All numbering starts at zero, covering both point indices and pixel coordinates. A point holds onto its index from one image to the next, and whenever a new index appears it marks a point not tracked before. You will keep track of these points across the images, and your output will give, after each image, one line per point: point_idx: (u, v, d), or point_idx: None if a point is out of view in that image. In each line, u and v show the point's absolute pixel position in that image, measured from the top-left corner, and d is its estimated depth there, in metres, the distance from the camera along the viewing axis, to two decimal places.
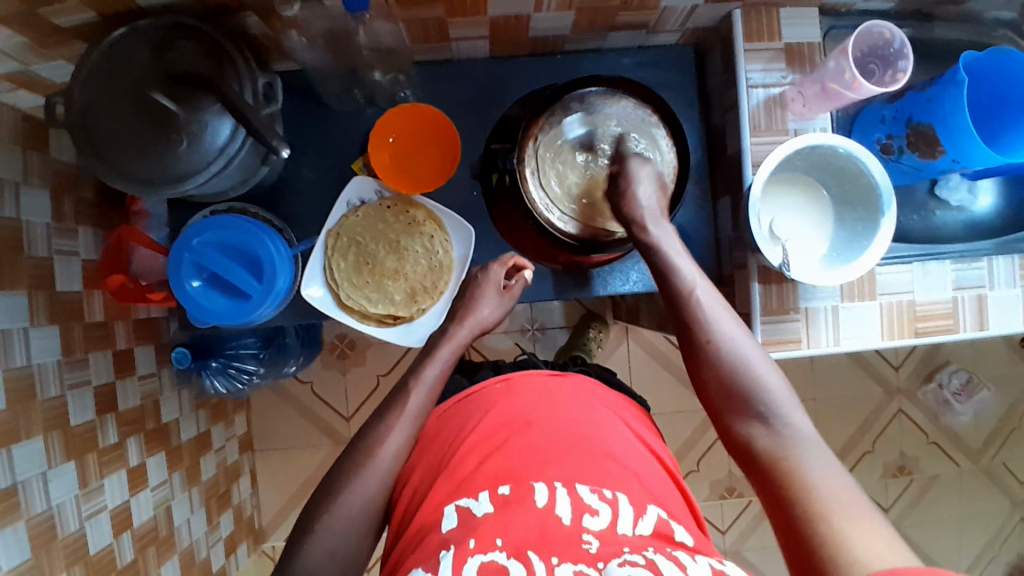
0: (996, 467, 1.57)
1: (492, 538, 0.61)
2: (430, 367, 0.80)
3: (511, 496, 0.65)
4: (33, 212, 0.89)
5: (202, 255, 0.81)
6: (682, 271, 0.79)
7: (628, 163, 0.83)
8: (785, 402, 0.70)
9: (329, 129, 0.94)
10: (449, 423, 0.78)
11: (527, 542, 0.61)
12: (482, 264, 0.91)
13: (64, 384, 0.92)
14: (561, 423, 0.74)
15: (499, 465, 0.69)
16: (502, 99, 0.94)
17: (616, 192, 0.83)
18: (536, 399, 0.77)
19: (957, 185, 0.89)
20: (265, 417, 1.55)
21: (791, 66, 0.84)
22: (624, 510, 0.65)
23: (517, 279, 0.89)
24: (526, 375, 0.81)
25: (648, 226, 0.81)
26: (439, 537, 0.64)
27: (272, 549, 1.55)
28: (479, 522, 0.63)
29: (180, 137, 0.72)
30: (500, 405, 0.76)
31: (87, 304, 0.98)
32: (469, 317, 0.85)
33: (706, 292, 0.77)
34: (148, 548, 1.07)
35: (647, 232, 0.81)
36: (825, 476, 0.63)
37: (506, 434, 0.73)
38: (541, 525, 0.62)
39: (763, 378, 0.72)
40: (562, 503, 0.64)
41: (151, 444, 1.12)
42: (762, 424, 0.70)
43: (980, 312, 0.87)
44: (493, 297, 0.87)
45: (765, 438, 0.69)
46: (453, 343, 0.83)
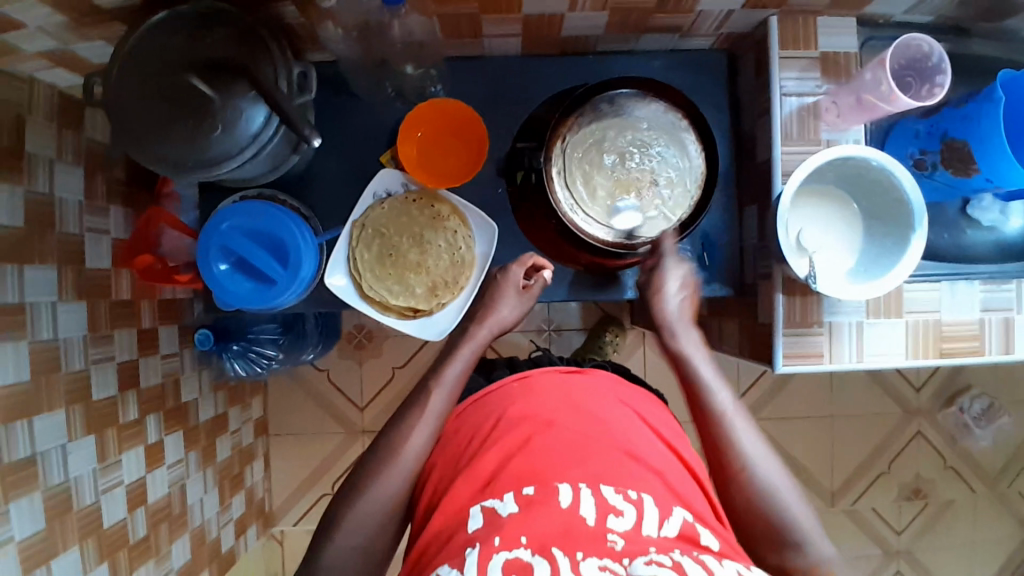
0: (1015, 495, 1.54)
1: (516, 537, 0.60)
2: (453, 365, 0.81)
3: (535, 496, 0.65)
4: (66, 189, 0.91)
5: (230, 239, 0.82)
6: (713, 389, 0.79)
7: (662, 260, 0.86)
8: (811, 523, 0.71)
9: (358, 120, 0.95)
10: (472, 421, 0.79)
11: (551, 538, 0.60)
12: (501, 266, 0.90)
13: (88, 358, 0.94)
14: (584, 423, 0.74)
15: (523, 464, 0.69)
16: (531, 97, 0.94)
17: (649, 287, 0.87)
18: (559, 398, 0.77)
19: (989, 206, 0.87)
20: (280, 403, 1.57)
21: (826, 75, 0.83)
22: (649, 511, 0.65)
23: (536, 279, 0.88)
24: (543, 374, 0.81)
25: (678, 336, 0.83)
26: (466, 536, 0.64)
27: (281, 533, 1.57)
28: (505, 521, 0.63)
29: (213, 121, 0.73)
30: (521, 403, 0.77)
31: (114, 282, 1.00)
32: (489, 317, 0.85)
33: (736, 415, 0.77)
34: (161, 524, 1.09)
35: (676, 340, 0.83)
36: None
37: (528, 433, 0.73)
38: (566, 524, 0.62)
39: (789, 495, 0.72)
40: (587, 503, 0.64)
41: (169, 423, 1.14)
42: (798, 552, 0.70)
43: (1007, 336, 0.86)
44: (513, 298, 0.87)
45: (803, 565, 0.70)
46: (474, 342, 0.83)
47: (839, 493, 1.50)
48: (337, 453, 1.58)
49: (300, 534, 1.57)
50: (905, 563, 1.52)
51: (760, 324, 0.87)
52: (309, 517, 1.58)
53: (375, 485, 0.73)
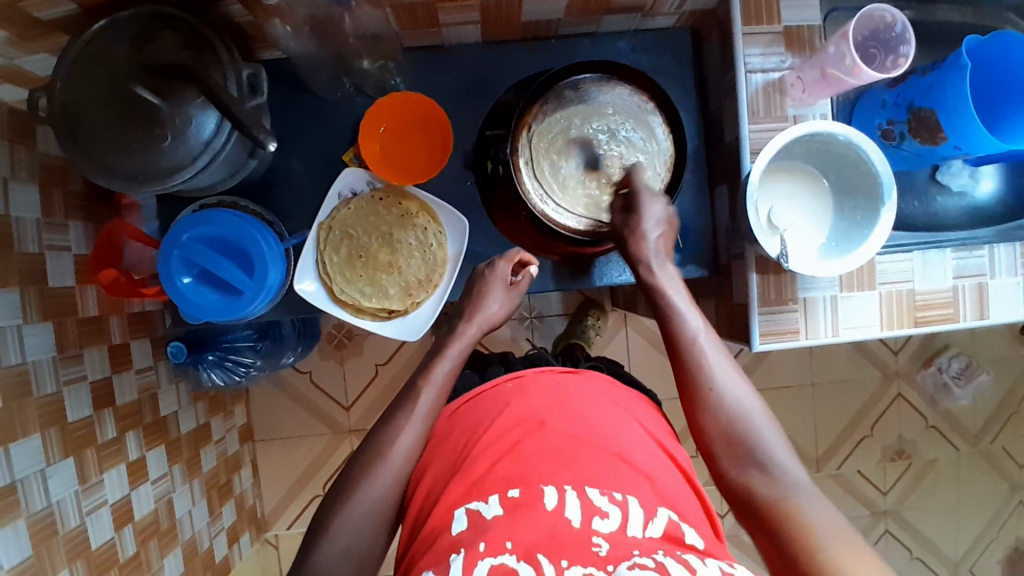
0: (994, 450, 1.58)
1: (502, 542, 0.61)
2: (441, 364, 0.80)
3: (521, 499, 0.65)
4: (22, 208, 0.88)
5: (193, 250, 0.79)
6: (684, 314, 0.78)
7: (639, 202, 0.82)
8: (779, 446, 0.71)
9: (318, 120, 0.92)
10: (462, 422, 0.78)
11: (538, 544, 0.60)
12: (488, 260, 0.89)
13: (60, 380, 0.91)
14: (573, 424, 0.74)
15: (512, 468, 0.69)
16: (494, 87, 0.92)
17: (625, 231, 0.82)
18: (551, 396, 0.77)
19: (959, 170, 0.88)
20: (265, 408, 1.56)
21: (790, 50, 0.82)
22: (635, 512, 0.65)
23: (524, 275, 0.88)
24: (538, 374, 0.81)
25: (652, 267, 0.81)
26: (450, 539, 0.64)
27: (275, 537, 1.56)
28: (489, 526, 0.63)
29: (163, 132, 0.70)
30: (516, 403, 0.76)
31: (79, 298, 0.97)
32: (478, 313, 0.84)
33: (707, 338, 0.77)
34: (150, 541, 1.07)
35: (652, 275, 0.81)
36: (826, 520, 0.64)
37: (518, 436, 0.72)
38: (551, 530, 0.62)
39: (756, 419, 0.72)
40: (572, 505, 0.64)
41: (150, 438, 1.12)
42: (761, 470, 0.69)
43: (981, 301, 0.86)
44: (501, 292, 0.86)
45: (764, 485, 0.69)
46: (463, 341, 0.82)
47: (824, 460, 1.53)
48: (326, 455, 1.57)
49: (294, 537, 1.56)
50: (891, 522, 1.55)
51: (736, 304, 0.87)
52: (303, 519, 1.57)
53: (361, 492, 0.72)
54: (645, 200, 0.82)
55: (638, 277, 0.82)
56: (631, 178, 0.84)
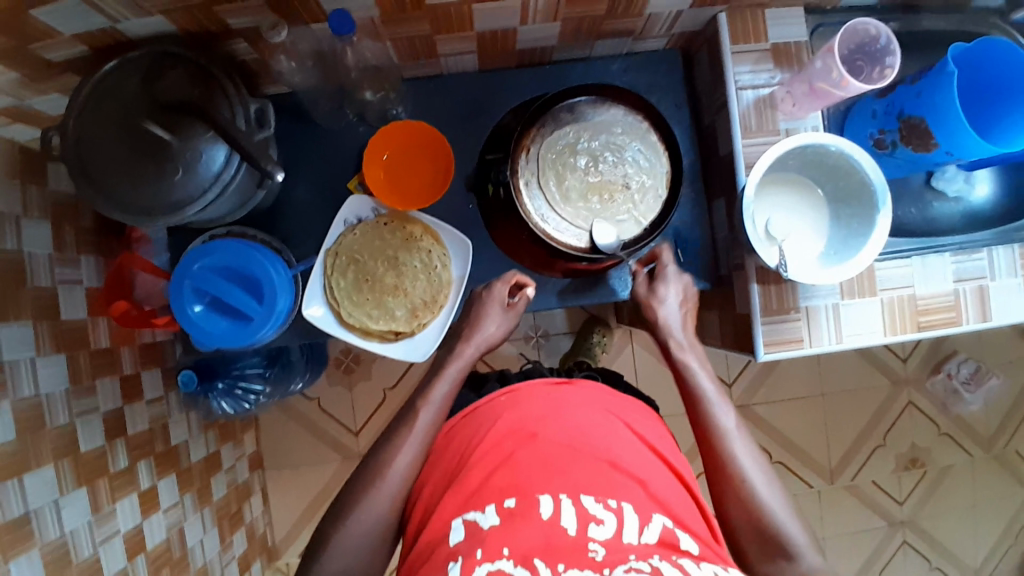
0: (1010, 455, 1.56)
1: (498, 548, 0.62)
2: (440, 385, 0.81)
3: (516, 508, 0.66)
4: (35, 243, 0.90)
5: (203, 279, 0.81)
6: (714, 406, 0.80)
7: (666, 271, 0.88)
8: (803, 539, 0.71)
9: (321, 150, 0.94)
10: (460, 435, 0.79)
11: (533, 549, 0.61)
12: (487, 283, 0.90)
13: (73, 412, 0.93)
14: (569, 434, 0.74)
15: (506, 478, 0.69)
16: (492, 111, 0.94)
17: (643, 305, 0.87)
18: (546, 406, 0.78)
19: (954, 176, 0.90)
20: (274, 435, 1.56)
21: (780, 65, 0.84)
22: (630, 519, 0.66)
23: (521, 297, 0.88)
24: (531, 387, 0.81)
25: (685, 349, 0.84)
26: (447, 550, 0.65)
27: (286, 566, 1.55)
28: (486, 535, 0.64)
29: (175, 166, 0.72)
30: (509, 414, 0.77)
31: (91, 330, 0.99)
32: (475, 335, 0.85)
33: (737, 434, 0.78)
34: (162, 570, 1.08)
35: (681, 353, 0.84)
36: None
37: (510, 447, 0.73)
38: (548, 536, 0.63)
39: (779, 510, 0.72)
40: (567, 513, 0.65)
41: (161, 467, 1.13)
42: (787, 558, 0.70)
43: (981, 304, 0.87)
44: (498, 315, 0.87)
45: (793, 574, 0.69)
46: (461, 361, 0.83)
47: (837, 469, 1.51)
48: (336, 480, 1.57)
49: None
50: (909, 532, 1.53)
51: (737, 314, 0.88)
52: None
53: (370, 511, 0.73)
54: (671, 273, 0.88)
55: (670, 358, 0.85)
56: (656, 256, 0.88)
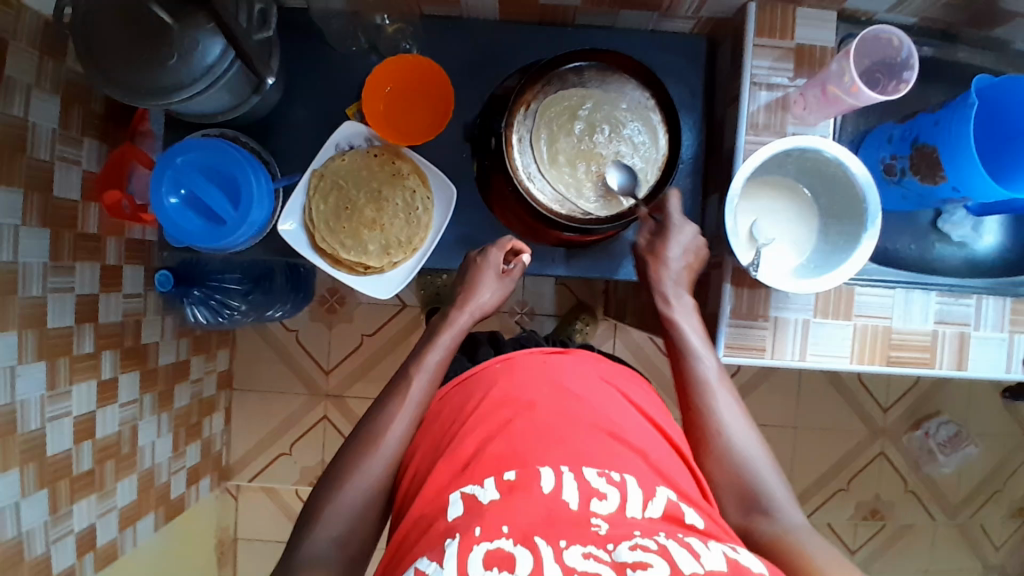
0: (974, 527, 1.52)
1: (498, 525, 0.55)
2: (431, 353, 0.79)
3: (517, 481, 0.59)
4: (41, 116, 0.91)
5: (184, 174, 0.82)
6: (698, 355, 0.78)
7: (670, 226, 0.84)
8: (779, 488, 0.69)
9: (329, 69, 0.93)
10: (454, 403, 0.74)
11: (534, 527, 0.55)
12: (481, 248, 0.89)
13: (47, 286, 0.94)
14: (566, 405, 0.68)
15: (502, 447, 0.63)
16: (506, 65, 0.93)
17: (651, 249, 0.85)
18: (539, 376, 0.72)
19: (961, 220, 0.87)
20: (247, 359, 1.57)
21: (799, 69, 0.81)
22: (634, 492, 0.60)
23: (515, 263, 0.88)
24: (526, 355, 0.76)
25: (670, 300, 0.82)
26: (444, 525, 0.57)
27: (235, 487, 1.57)
28: (485, 509, 0.57)
29: (169, 49, 0.72)
30: (504, 382, 0.72)
31: (81, 214, 1.00)
32: (470, 302, 0.84)
33: (719, 381, 0.77)
34: (106, 461, 1.10)
35: (669, 306, 0.82)
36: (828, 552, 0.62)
37: (507, 416, 0.67)
38: (549, 511, 0.56)
39: (756, 460, 0.71)
40: (570, 487, 0.59)
41: (126, 361, 1.14)
42: (761, 510, 0.68)
43: (960, 352, 0.84)
44: (493, 281, 0.87)
45: (765, 525, 0.66)
46: (454, 329, 0.82)
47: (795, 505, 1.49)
48: (299, 415, 1.58)
49: (254, 491, 1.58)
50: None
51: (709, 313, 0.86)
52: (265, 474, 1.58)
53: None
54: (675, 225, 0.84)
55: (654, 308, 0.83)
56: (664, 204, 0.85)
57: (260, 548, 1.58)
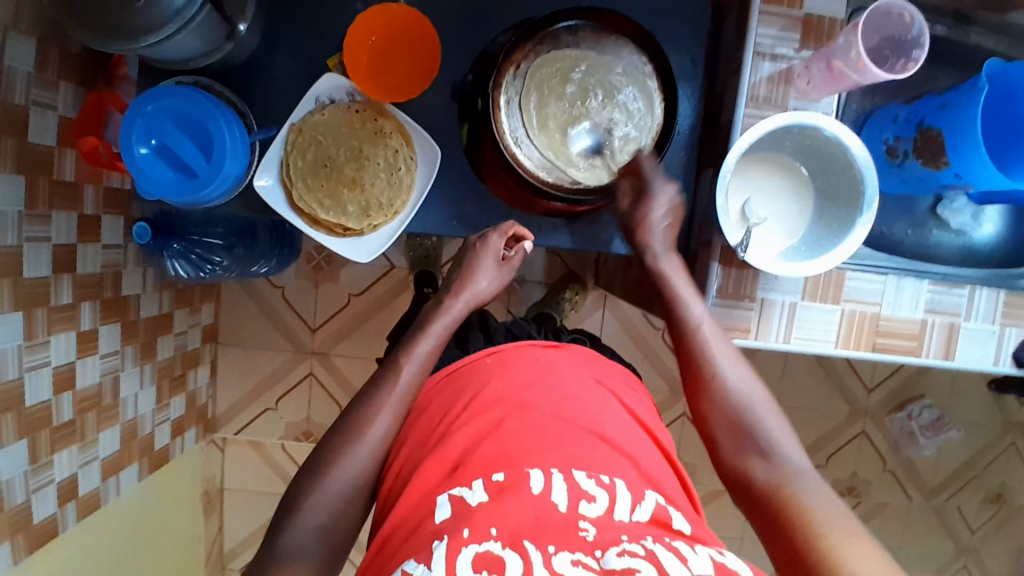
0: (948, 509, 1.54)
1: (486, 527, 0.55)
2: (423, 342, 0.76)
3: (507, 482, 0.59)
4: (15, 57, 0.86)
5: (155, 123, 0.78)
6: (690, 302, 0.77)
7: (648, 184, 0.80)
8: (779, 429, 0.69)
9: (311, 16, 0.88)
10: (442, 396, 0.73)
11: (523, 530, 0.55)
12: (482, 233, 0.87)
13: (22, 235, 0.91)
14: (558, 406, 0.67)
15: (493, 449, 0.62)
16: (500, 21, 0.88)
17: (633, 217, 0.81)
18: (531, 373, 0.72)
19: (961, 208, 0.85)
20: (233, 314, 1.56)
21: (806, 39, 0.77)
22: (623, 495, 0.60)
23: (517, 249, 0.86)
24: (518, 349, 0.76)
25: (659, 258, 0.79)
26: (432, 527, 0.57)
27: (221, 440, 1.59)
28: (473, 511, 0.57)
29: None
30: (495, 381, 0.70)
31: (57, 160, 0.97)
32: (466, 289, 0.82)
33: (711, 327, 0.75)
34: (88, 412, 1.10)
35: (658, 262, 0.79)
36: (822, 497, 0.62)
37: (499, 415, 0.66)
38: (537, 513, 0.56)
39: (754, 402, 0.70)
40: (559, 489, 0.59)
41: (106, 313, 1.13)
42: (760, 455, 0.67)
43: (948, 342, 0.82)
44: (491, 268, 0.84)
45: (763, 470, 0.66)
46: (449, 317, 0.80)
47: None
48: (284, 372, 1.58)
49: (240, 444, 1.59)
50: None
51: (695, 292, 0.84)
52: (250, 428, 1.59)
53: None
54: (654, 184, 0.80)
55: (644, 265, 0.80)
56: (637, 165, 0.80)
57: (244, 499, 1.61)
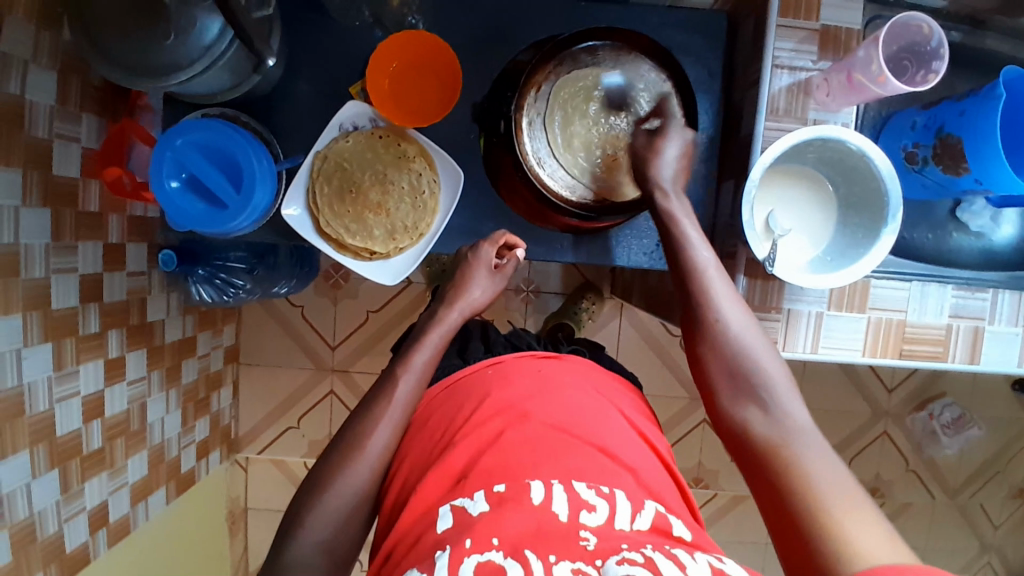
0: (973, 507, 1.54)
1: (488, 537, 0.55)
2: (419, 352, 0.77)
3: (507, 493, 0.60)
4: (38, 92, 0.88)
5: (185, 156, 0.79)
6: (695, 244, 0.75)
7: (667, 124, 0.81)
8: (780, 381, 0.68)
9: (330, 44, 0.89)
10: (443, 409, 0.74)
11: (523, 539, 0.55)
12: (472, 244, 0.88)
13: (49, 267, 0.93)
14: (559, 418, 0.68)
15: (495, 461, 0.63)
16: (517, 41, 0.89)
17: (646, 149, 0.80)
18: (531, 384, 0.73)
19: (981, 210, 0.85)
20: (253, 334, 1.58)
21: (824, 51, 0.78)
22: (622, 505, 0.60)
23: (509, 258, 0.87)
24: (517, 360, 0.78)
25: (668, 195, 0.77)
26: (433, 538, 0.58)
27: (244, 459, 1.60)
28: (475, 522, 0.58)
29: (167, 29, 0.69)
30: (497, 393, 0.71)
31: (82, 192, 0.98)
32: (461, 299, 0.82)
33: (718, 272, 0.74)
34: (116, 439, 1.11)
35: (666, 201, 0.77)
36: (826, 464, 0.61)
37: (499, 426, 0.67)
38: (537, 523, 0.57)
39: (758, 351, 0.69)
40: (559, 499, 0.59)
41: (132, 339, 1.14)
42: (761, 410, 0.67)
43: (974, 345, 0.83)
44: (485, 278, 0.85)
45: (763, 426, 0.66)
46: (443, 326, 0.80)
47: None
48: (305, 390, 1.59)
49: (263, 463, 1.60)
50: None
51: None
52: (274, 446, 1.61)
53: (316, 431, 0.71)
54: (672, 127, 0.81)
55: (652, 204, 0.78)
56: (657, 107, 0.81)
57: (268, 518, 1.62)
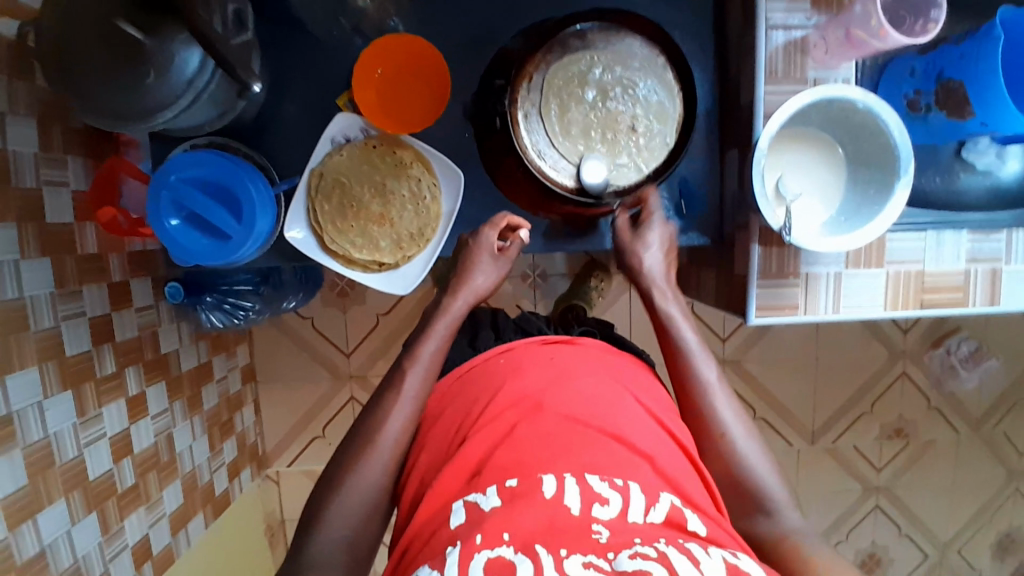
0: (997, 436, 1.55)
1: (499, 533, 0.54)
2: (426, 343, 0.76)
3: (519, 489, 0.59)
4: (20, 141, 0.86)
5: (180, 191, 0.77)
6: (695, 356, 0.76)
7: (648, 216, 0.82)
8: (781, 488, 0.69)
9: (312, 58, 0.87)
10: (456, 403, 0.74)
11: (534, 534, 0.54)
12: (473, 229, 0.86)
13: (58, 315, 0.92)
14: (574, 408, 0.67)
15: (509, 457, 0.62)
16: (502, 32, 0.87)
17: (629, 239, 0.82)
18: (546, 374, 0.71)
19: (985, 149, 0.83)
20: (267, 351, 1.57)
21: (817, 7, 0.76)
22: (636, 498, 0.59)
23: (513, 241, 0.85)
24: (526, 347, 0.77)
25: (667, 301, 0.79)
26: (447, 534, 0.58)
27: (275, 474, 1.60)
28: (486, 517, 0.57)
29: (146, 68, 0.66)
30: (510, 385, 0.70)
31: (79, 237, 0.96)
32: (464, 287, 0.81)
33: (719, 385, 0.74)
34: (148, 473, 1.12)
35: (665, 305, 0.79)
36: (833, 560, 0.61)
37: (513, 419, 0.66)
38: (550, 518, 0.56)
39: (759, 459, 0.70)
40: (571, 493, 0.58)
41: (150, 373, 1.14)
42: (766, 515, 0.67)
43: (993, 287, 0.82)
44: (488, 263, 0.83)
45: (768, 527, 0.67)
46: (448, 316, 0.79)
47: (819, 433, 1.52)
48: (326, 400, 1.60)
49: (294, 476, 1.61)
50: (882, 498, 1.55)
51: (736, 275, 0.84)
52: (302, 459, 1.62)
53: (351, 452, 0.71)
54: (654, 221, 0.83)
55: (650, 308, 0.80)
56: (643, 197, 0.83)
57: None
